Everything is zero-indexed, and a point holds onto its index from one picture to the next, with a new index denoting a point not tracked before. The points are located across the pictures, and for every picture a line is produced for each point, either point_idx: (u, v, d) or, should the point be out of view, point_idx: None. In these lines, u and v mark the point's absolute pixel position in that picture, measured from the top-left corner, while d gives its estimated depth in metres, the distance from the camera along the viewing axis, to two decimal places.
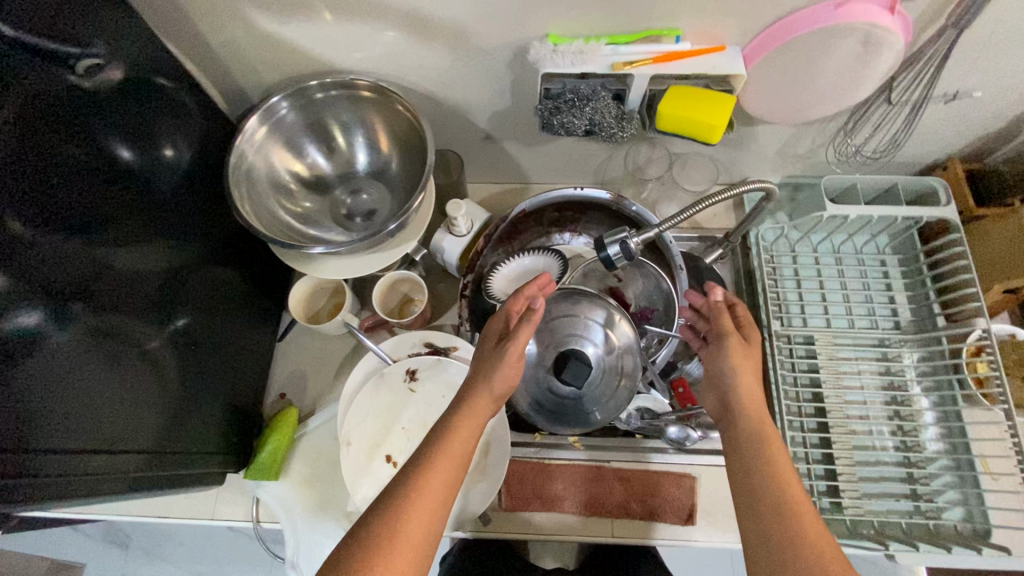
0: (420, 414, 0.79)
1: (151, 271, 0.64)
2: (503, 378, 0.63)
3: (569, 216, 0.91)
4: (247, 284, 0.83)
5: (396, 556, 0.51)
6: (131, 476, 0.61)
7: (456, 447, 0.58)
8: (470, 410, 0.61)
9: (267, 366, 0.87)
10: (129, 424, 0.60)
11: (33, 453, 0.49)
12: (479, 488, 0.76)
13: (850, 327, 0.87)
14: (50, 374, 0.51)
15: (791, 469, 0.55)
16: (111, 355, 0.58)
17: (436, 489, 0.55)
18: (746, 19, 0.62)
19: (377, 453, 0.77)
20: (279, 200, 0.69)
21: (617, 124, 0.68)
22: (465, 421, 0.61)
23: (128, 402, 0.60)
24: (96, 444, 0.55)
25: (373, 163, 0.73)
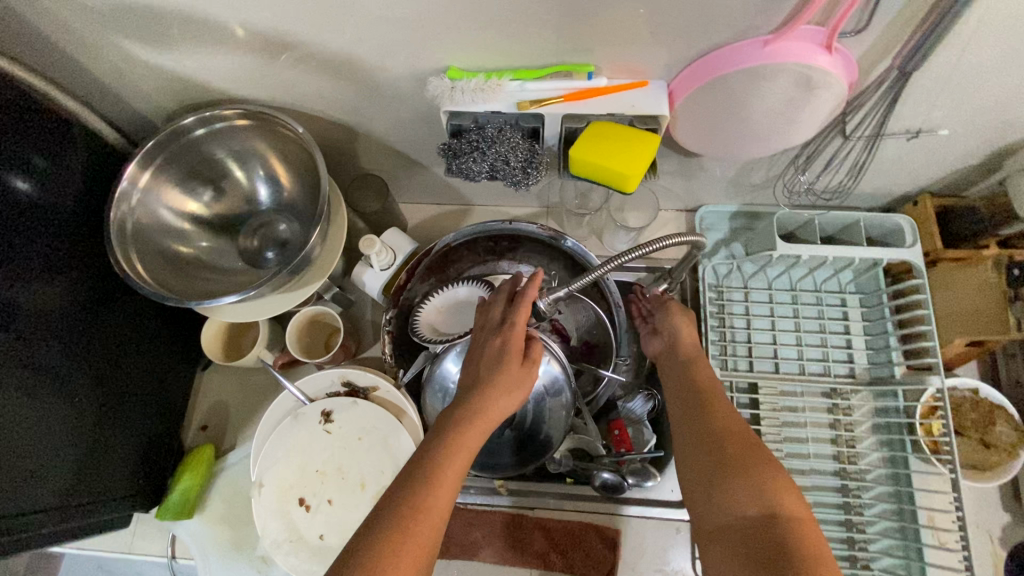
0: (335, 456, 0.76)
1: (39, 317, 0.61)
2: (513, 392, 0.56)
3: (505, 245, 0.85)
4: (165, 314, 0.80)
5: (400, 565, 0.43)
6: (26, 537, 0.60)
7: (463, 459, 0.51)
8: (481, 418, 0.53)
9: (188, 395, 0.85)
10: (18, 486, 0.58)
11: None
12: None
13: (800, 372, 0.81)
14: None
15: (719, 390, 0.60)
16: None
17: (444, 504, 0.47)
18: (667, 53, 0.55)
19: (289, 496, 0.75)
20: (173, 245, 0.66)
21: (521, 171, 0.62)
22: (473, 429, 0.52)
23: (10, 463, 0.58)
24: None
25: (275, 196, 0.69)
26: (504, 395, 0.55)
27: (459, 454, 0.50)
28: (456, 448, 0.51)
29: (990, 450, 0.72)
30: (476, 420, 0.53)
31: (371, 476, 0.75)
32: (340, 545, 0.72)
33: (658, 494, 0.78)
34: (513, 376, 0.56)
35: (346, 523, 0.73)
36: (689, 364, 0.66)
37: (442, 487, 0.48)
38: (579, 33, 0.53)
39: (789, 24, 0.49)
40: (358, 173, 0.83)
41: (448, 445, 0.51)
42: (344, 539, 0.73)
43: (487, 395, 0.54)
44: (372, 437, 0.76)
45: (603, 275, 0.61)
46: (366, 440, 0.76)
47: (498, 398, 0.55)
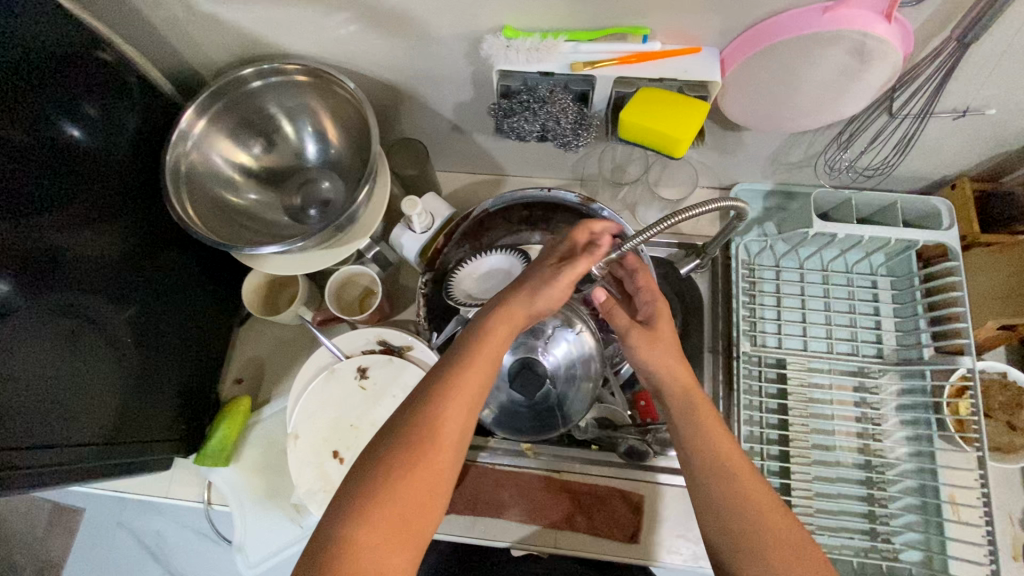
0: (370, 412, 0.78)
1: (84, 259, 0.63)
2: (542, 298, 0.57)
3: (540, 214, 0.86)
4: (206, 267, 0.82)
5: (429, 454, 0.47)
6: (84, 467, 0.63)
7: (474, 388, 0.51)
8: (503, 322, 0.55)
9: (227, 348, 0.87)
10: (69, 419, 0.61)
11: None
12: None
13: (829, 351, 0.81)
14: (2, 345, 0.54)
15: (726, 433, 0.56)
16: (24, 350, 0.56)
17: (455, 432, 0.49)
18: (722, 19, 0.55)
19: (324, 448, 0.77)
20: (224, 196, 0.67)
21: (572, 132, 0.63)
22: (493, 336, 0.54)
23: (60, 398, 0.60)
24: (34, 440, 0.57)
25: (322, 154, 0.70)
26: (531, 298, 0.56)
27: (467, 387, 0.50)
28: (466, 370, 0.51)
29: (1015, 433, 0.74)
30: (499, 326, 0.55)
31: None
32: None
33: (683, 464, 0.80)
34: (540, 289, 0.57)
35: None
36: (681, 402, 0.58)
37: (449, 419, 0.48)
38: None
39: None
40: (398, 137, 0.84)
41: (465, 356, 0.52)
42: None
43: (513, 301, 0.56)
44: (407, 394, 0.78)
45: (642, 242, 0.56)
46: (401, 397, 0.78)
47: (520, 305, 0.56)
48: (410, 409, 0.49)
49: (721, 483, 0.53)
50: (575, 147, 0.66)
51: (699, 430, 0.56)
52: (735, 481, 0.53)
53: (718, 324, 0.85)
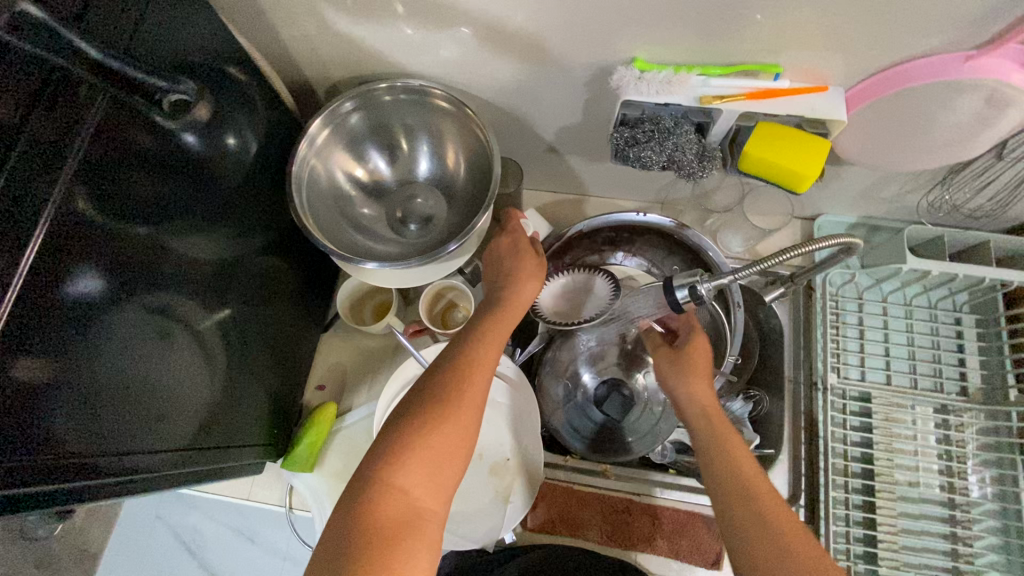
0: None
1: (181, 267, 0.61)
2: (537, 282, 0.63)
3: (626, 236, 0.87)
4: (296, 274, 0.83)
5: (465, 408, 0.51)
6: (172, 473, 0.61)
7: (494, 355, 0.56)
8: (511, 302, 0.61)
9: (311, 354, 0.89)
10: (162, 424, 0.59)
11: (86, 436, 0.49)
12: (511, 504, 0.76)
13: (912, 386, 0.82)
14: (105, 347, 0.51)
15: (752, 464, 0.57)
16: (135, 355, 0.55)
17: (480, 388, 0.53)
18: (856, 61, 0.56)
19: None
20: (339, 207, 0.69)
21: (696, 162, 0.64)
22: (505, 317, 0.60)
23: (156, 395, 0.58)
24: (127, 443, 0.54)
25: (433, 171, 0.72)
26: (534, 279, 0.63)
27: (488, 353, 0.55)
28: (484, 341, 0.56)
29: None
30: (511, 308, 0.61)
31: (490, 445, 0.79)
32: (455, 508, 0.76)
33: None
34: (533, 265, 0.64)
35: (463, 489, 0.77)
36: (716, 432, 0.60)
37: (473, 376, 0.53)
38: (778, 35, 0.54)
39: (999, 41, 0.51)
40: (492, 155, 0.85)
41: (482, 332, 0.57)
42: (461, 503, 0.77)
43: (524, 281, 0.62)
44: (492, 409, 0.80)
45: (741, 278, 0.62)
46: (487, 414, 0.80)
47: (529, 284, 0.63)
48: (449, 369, 0.53)
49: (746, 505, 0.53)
50: (694, 177, 0.67)
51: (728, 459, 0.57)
52: (763, 510, 0.52)
53: (799, 353, 0.86)
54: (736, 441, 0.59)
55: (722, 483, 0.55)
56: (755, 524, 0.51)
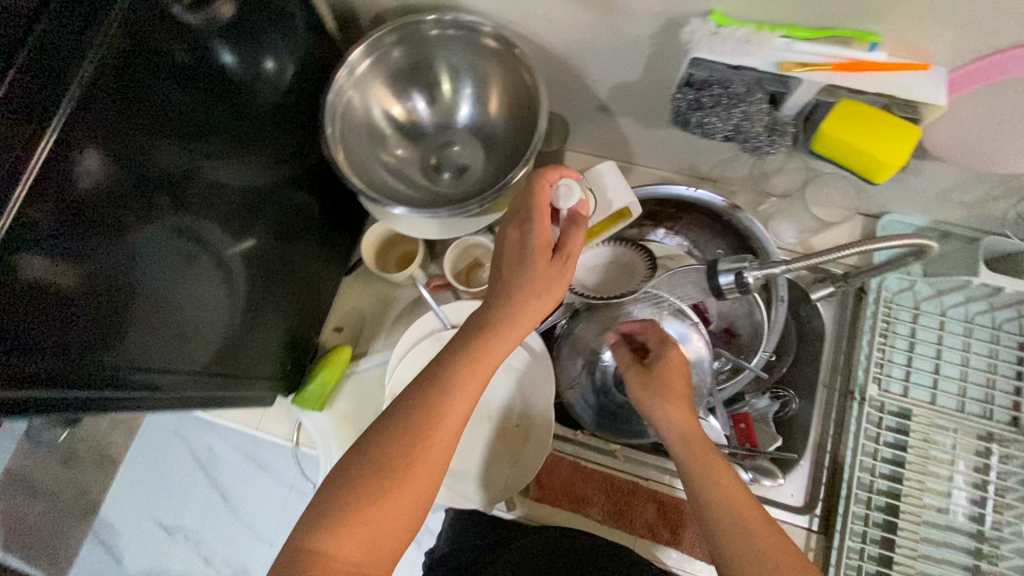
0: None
1: (212, 188, 0.60)
2: (547, 303, 0.54)
3: (671, 212, 0.81)
4: (324, 213, 0.81)
5: (417, 477, 0.48)
6: (192, 393, 0.61)
7: (456, 421, 0.50)
8: (500, 333, 0.52)
9: (332, 296, 0.87)
10: (182, 344, 0.59)
11: (108, 347, 0.49)
12: (515, 469, 0.75)
13: (958, 409, 0.77)
14: (130, 260, 0.50)
15: (764, 528, 0.50)
16: (162, 274, 0.54)
17: (437, 453, 0.49)
18: (970, 37, 0.49)
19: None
20: (373, 146, 0.65)
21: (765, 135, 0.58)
22: (486, 354, 0.52)
23: (179, 317, 0.58)
24: (147, 360, 0.54)
25: (474, 118, 0.67)
26: (541, 300, 0.53)
27: (450, 418, 0.49)
28: (453, 391, 0.50)
29: None
30: (496, 341, 0.52)
31: (500, 408, 0.78)
32: (459, 467, 0.76)
33: (777, 496, 0.76)
34: (538, 277, 0.53)
35: (468, 448, 0.77)
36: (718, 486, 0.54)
37: (432, 441, 0.48)
38: None
39: None
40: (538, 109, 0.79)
41: (455, 377, 0.50)
42: (465, 462, 0.76)
43: (515, 302, 0.53)
44: (506, 373, 0.78)
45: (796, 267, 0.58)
46: (502, 377, 0.78)
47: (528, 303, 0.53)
48: (407, 429, 0.49)
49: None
50: (760, 155, 0.61)
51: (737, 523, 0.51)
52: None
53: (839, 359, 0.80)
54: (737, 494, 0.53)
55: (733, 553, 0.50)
56: None
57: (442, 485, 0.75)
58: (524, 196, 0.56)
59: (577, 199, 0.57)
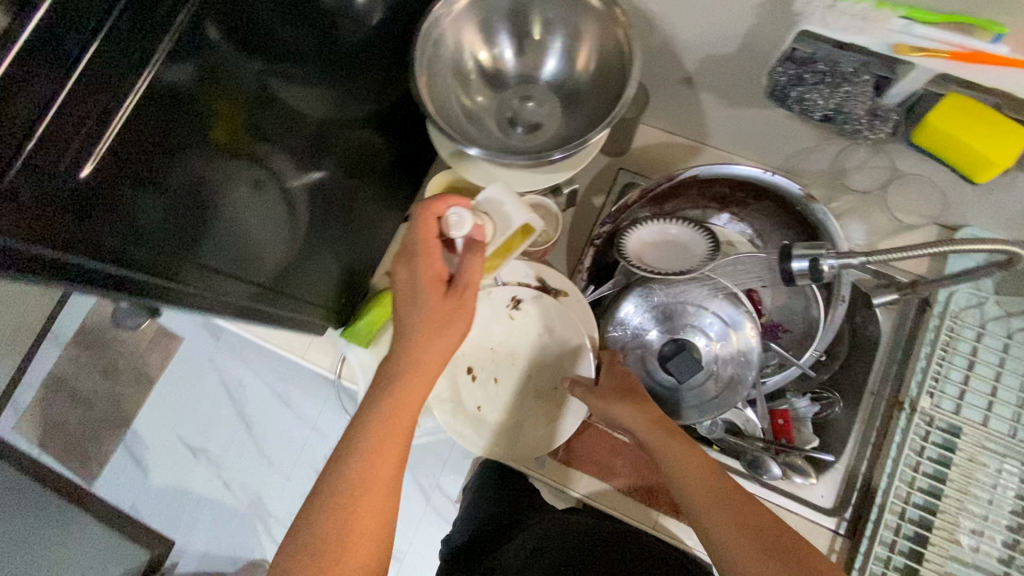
0: (512, 342, 0.76)
1: (289, 116, 0.60)
2: (449, 336, 0.61)
3: (740, 196, 0.79)
4: (393, 154, 0.82)
5: (365, 508, 0.56)
6: (255, 309, 0.63)
7: (393, 451, 0.58)
8: (410, 371, 0.60)
9: (389, 239, 0.88)
10: (248, 262, 0.60)
11: (189, 255, 0.51)
12: (547, 432, 0.74)
13: (1010, 435, 0.74)
14: (214, 176, 0.51)
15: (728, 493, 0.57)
16: (238, 193, 0.55)
17: (381, 489, 0.57)
18: None
19: (460, 364, 0.76)
20: (456, 87, 0.65)
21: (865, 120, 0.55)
22: (406, 402, 0.59)
23: (249, 234, 0.59)
24: (220, 273, 0.56)
25: (560, 73, 0.66)
26: (441, 338, 0.60)
27: (384, 451, 0.58)
28: (379, 437, 0.58)
29: None
30: (413, 386, 0.60)
31: (540, 370, 0.76)
32: (492, 422, 0.75)
33: (808, 495, 0.75)
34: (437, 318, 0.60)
35: (503, 406, 0.75)
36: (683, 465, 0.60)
37: (369, 486, 0.57)
38: None
39: None
40: None
41: (377, 421, 0.58)
42: (498, 418, 0.75)
43: (423, 347, 0.60)
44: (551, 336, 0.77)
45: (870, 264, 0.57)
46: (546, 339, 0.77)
47: (434, 346, 0.60)
48: (351, 475, 0.57)
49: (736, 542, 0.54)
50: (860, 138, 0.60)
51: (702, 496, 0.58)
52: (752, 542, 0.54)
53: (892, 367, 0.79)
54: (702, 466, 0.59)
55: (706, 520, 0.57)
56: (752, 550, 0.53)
57: (474, 435, 0.74)
58: (412, 236, 0.63)
59: (470, 225, 0.61)
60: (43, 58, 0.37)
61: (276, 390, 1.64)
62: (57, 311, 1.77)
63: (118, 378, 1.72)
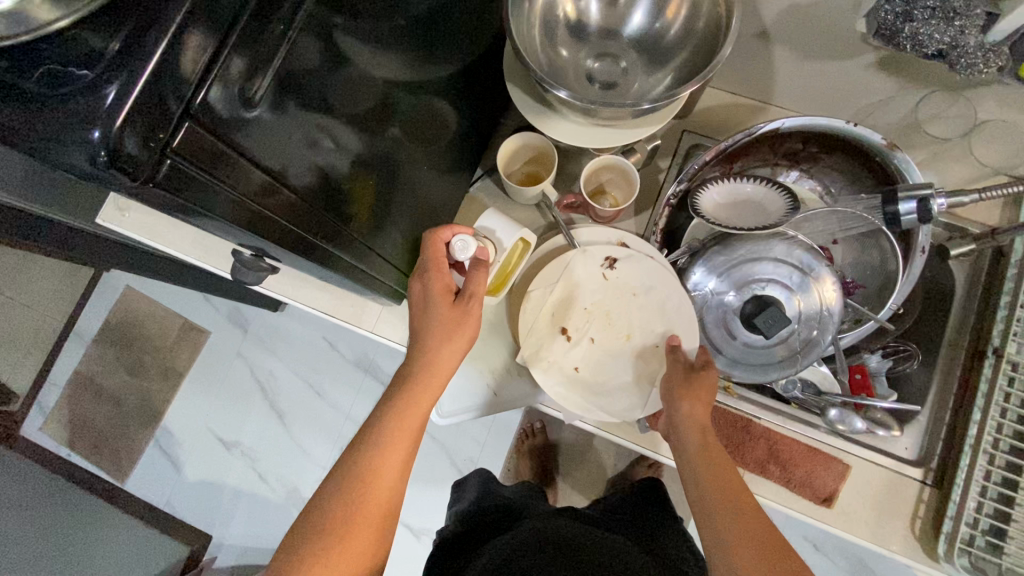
0: (607, 302, 0.75)
1: (359, 81, 0.50)
2: (459, 341, 0.65)
3: (810, 151, 0.80)
4: (473, 122, 0.80)
5: (364, 507, 0.60)
6: (362, 267, 0.64)
7: (404, 449, 0.63)
8: (420, 379, 0.64)
9: (456, 208, 0.86)
10: (354, 231, 0.59)
11: (310, 230, 0.51)
12: (652, 391, 0.71)
13: None
14: (297, 154, 0.46)
15: (729, 475, 0.61)
16: (330, 162, 0.50)
17: (380, 497, 0.61)
18: None
19: (554, 324, 0.74)
20: (542, 38, 0.64)
21: (980, 56, 0.54)
22: (411, 416, 0.63)
23: (348, 203, 0.56)
24: (335, 241, 0.55)
25: (646, 26, 0.65)
26: (452, 343, 0.65)
27: (388, 455, 0.62)
28: (388, 443, 0.62)
29: None
30: (420, 394, 0.64)
31: (639, 329, 0.74)
32: (592, 382, 0.73)
33: (890, 448, 0.77)
34: (447, 321, 0.65)
35: (602, 365, 0.73)
36: (704, 451, 0.63)
37: (373, 487, 0.60)
38: None
39: None
40: None
41: (383, 427, 0.63)
42: (598, 377, 0.73)
43: (434, 353, 0.65)
44: (648, 296, 0.74)
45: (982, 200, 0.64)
46: (638, 295, 0.74)
47: (444, 349, 0.65)
48: (354, 476, 0.61)
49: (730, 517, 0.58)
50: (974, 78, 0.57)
51: (707, 473, 0.62)
52: (746, 522, 0.58)
53: (969, 318, 0.79)
54: (712, 454, 0.63)
55: (705, 494, 0.61)
56: (744, 530, 0.57)
57: (578, 398, 0.72)
58: (423, 260, 0.68)
59: (473, 250, 0.66)
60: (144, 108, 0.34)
61: (308, 380, 1.61)
62: (82, 306, 1.74)
63: (146, 373, 1.69)
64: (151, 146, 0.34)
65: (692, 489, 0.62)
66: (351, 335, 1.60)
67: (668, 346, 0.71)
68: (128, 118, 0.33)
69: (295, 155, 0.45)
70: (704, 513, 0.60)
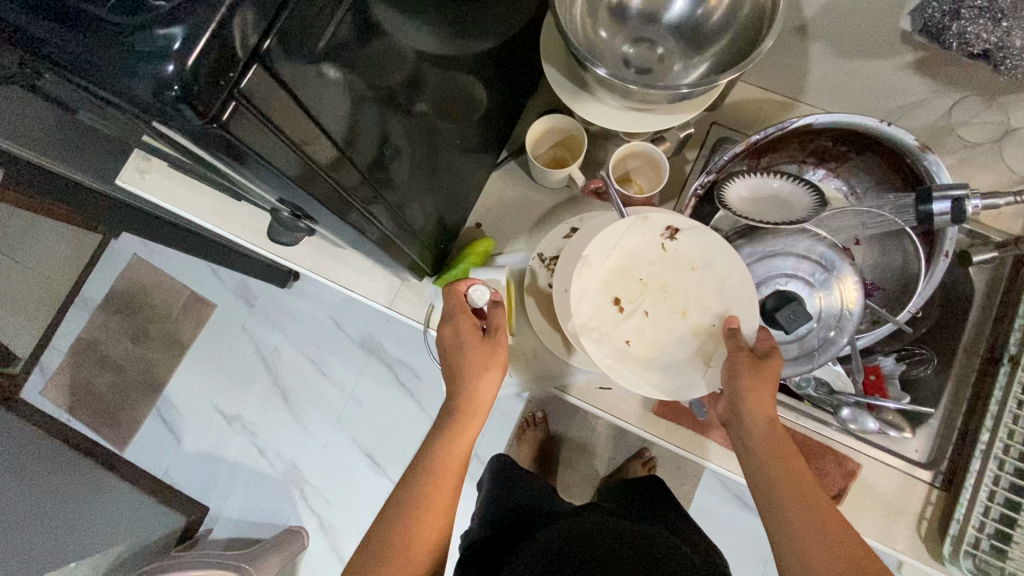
0: (665, 274, 0.65)
1: (398, 48, 0.49)
2: (495, 373, 0.66)
3: (839, 150, 0.80)
4: (503, 101, 0.79)
5: (422, 537, 0.62)
6: (391, 235, 0.65)
7: (452, 478, 0.65)
8: (465, 410, 0.66)
9: (480, 188, 0.85)
10: (388, 194, 0.60)
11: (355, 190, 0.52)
12: (709, 371, 0.64)
13: None
14: (343, 118, 0.46)
15: (799, 472, 0.60)
16: (370, 128, 0.50)
17: (434, 527, 0.63)
18: None
19: (606, 293, 0.65)
20: (583, 18, 0.64)
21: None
22: (456, 445, 0.65)
23: (385, 169, 0.57)
24: (372, 202, 0.57)
25: (687, 12, 0.65)
26: (490, 376, 0.65)
27: (441, 487, 0.64)
28: (435, 473, 0.64)
29: None
30: (464, 427, 0.66)
31: (697, 306, 0.65)
32: (645, 358, 0.64)
33: (902, 449, 0.77)
34: (479, 358, 0.65)
35: (656, 341, 0.65)
36: (772, 446, 0.62)
37: (428, 519, 0.62)
38: None
39: None
40: None
41: (433, 460, 0.65)
42: (650, 353, 0.65)
43: (473, 384, 0.65)
44: (712, 272, 0.65)
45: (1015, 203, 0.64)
46: (701, 269, 0.65)
47: (481, 381, 0.65)
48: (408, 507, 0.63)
49: (798, 514, 0.58)
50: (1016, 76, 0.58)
51: (776, 468, 0.61)
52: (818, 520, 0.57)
53: (986, 326, 0.79)
54: (782, 449, 0.62)
55: (773, 489, 0.60)
56: (813, 527, 0.57)
57: (630, 373, 0.64)
58: (445, 311, 0.69)
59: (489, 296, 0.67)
60: (212, 69, 0.33)
61: (312, 358, 1.61)
62: (88, 273, 1.73)
63: (150, 343, 1.69)
64: (219, 85, 0.34)
65: (758, 482, 0.62)
66: (359, 314, 1.60)
67: (728, 328, 0.64)
68: (192, 75, 0.33)
69: (343, 115, 0.45)
70: (769, 508, 0.61)
